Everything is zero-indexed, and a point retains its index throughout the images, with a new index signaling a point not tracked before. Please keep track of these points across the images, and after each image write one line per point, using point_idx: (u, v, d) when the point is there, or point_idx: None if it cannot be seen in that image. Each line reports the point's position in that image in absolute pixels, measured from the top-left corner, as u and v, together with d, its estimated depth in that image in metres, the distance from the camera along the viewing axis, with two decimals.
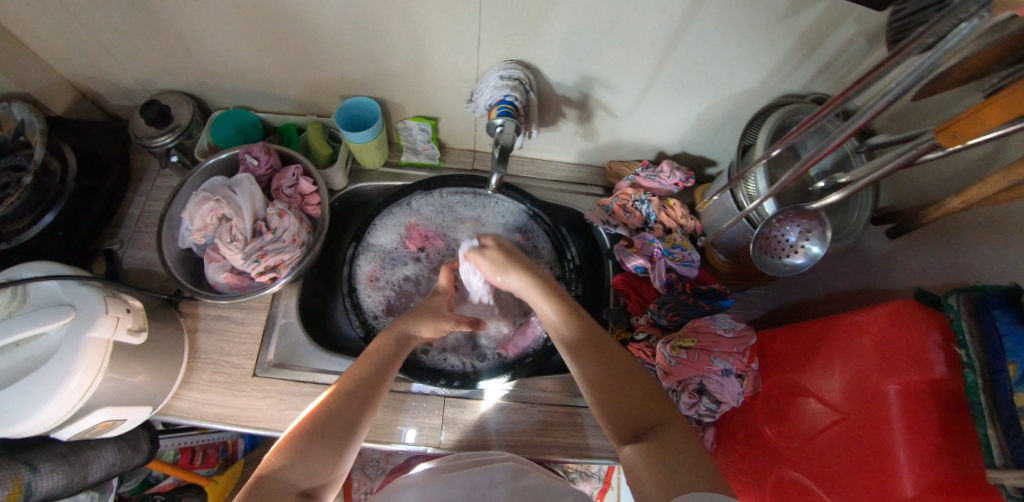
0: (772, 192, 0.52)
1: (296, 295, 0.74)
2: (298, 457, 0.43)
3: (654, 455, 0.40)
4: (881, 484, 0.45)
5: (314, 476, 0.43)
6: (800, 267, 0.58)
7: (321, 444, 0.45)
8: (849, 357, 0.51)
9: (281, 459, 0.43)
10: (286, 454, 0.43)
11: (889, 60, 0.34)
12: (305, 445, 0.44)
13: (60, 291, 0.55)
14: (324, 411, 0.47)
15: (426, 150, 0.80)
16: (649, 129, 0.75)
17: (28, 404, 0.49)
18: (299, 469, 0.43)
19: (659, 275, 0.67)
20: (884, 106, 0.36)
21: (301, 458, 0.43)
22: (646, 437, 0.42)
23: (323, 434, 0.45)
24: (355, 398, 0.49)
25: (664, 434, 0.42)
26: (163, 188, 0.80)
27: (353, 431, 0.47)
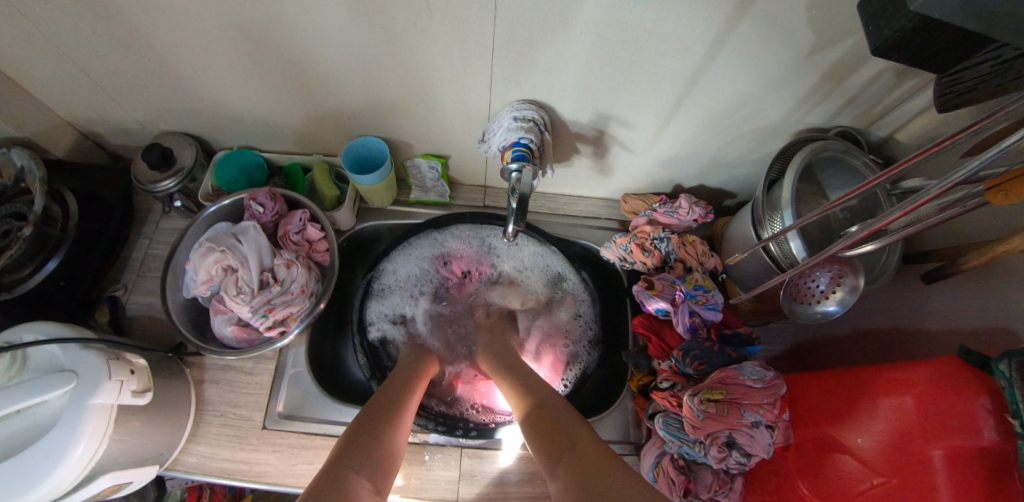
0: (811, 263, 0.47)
1: (305, 342, 0.71)
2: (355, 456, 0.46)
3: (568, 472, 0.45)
4: None
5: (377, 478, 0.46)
6: (832, 314, 0.55)
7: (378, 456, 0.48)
8: (887, 416, 0.49)
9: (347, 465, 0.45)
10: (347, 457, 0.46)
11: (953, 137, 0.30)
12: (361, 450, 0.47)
13: (61, 353, 0.53)
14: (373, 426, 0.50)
15: (435, 187, 0.78)
16: (666, 164, 0.73)
17: (30, 479, 0.47)
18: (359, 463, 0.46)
19: (682, 321, 0.63)
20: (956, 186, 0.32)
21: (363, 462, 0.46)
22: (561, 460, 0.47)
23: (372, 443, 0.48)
24: (389, 418, 0.52)
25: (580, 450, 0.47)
26: (167, 230, 0.78)
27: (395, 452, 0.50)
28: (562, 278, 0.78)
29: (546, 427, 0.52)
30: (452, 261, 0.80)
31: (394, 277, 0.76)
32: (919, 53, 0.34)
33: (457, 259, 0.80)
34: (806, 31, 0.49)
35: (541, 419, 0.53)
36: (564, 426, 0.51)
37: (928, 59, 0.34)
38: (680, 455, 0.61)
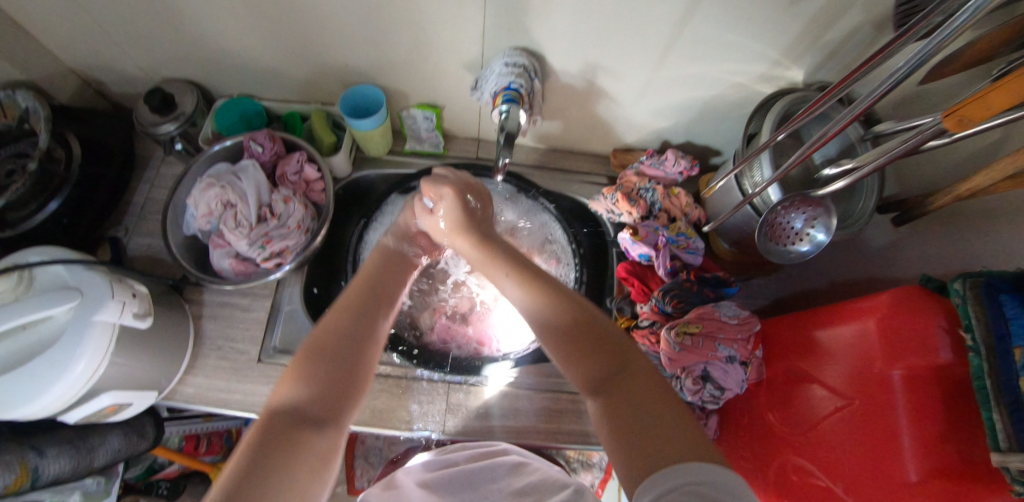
0: (776, 178, 0.53)
1: (300, 281, 0.74)
2: (305, 388, 0.43)
3: (616, 409, 0.39)
4: (885, 470, 0.45)
5: (329, 406, 0.43)
6: (805, 254, 0.58)
7: (333, 375, 0.45)
8: (854, 346, 0.51)
9: (291, 392, 0.43)
10: (294, 390, 0.43)
11: (900, 37, 0.38)
12: (316, 370, 0.44)
13: (65, 274, 0.56)
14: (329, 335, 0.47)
15: (430, 138, 0.79)
16: (655, 118, 0.74)
17: (35, 386, 0.49)
18: (310, 399, 0.42)
19: (663, 264, 0.66)
20: (890, 88, 0.39)
21: (311, 385, 0.43)
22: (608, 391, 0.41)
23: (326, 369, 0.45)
24: (351, 338, 0.48)
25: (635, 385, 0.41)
26: (168, 176, 0.80)
27: (361, 366, 0.47)
28: (558, 235, 0.76)
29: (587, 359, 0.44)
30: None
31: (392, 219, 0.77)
32: None
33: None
34: None
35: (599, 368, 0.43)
36: (611, 343, 0.44)
37: None
38: None
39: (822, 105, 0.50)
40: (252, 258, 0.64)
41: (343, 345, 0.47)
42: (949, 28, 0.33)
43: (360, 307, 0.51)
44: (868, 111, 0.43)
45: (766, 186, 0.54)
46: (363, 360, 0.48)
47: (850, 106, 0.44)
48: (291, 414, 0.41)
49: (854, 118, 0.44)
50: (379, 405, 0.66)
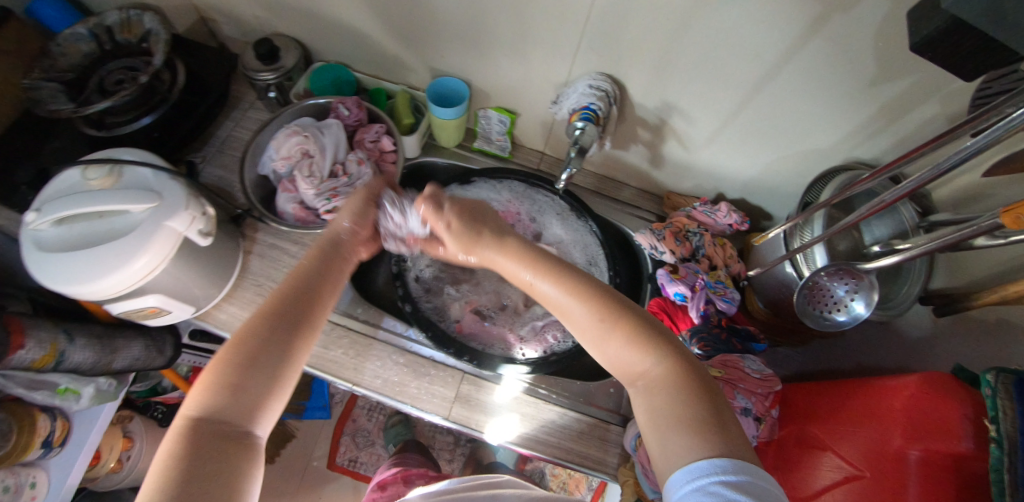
0: (826, 235, 0.57)
1: None
2: (217, 398, 0.39)
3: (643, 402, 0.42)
4: None
5: (251, 413, 0.40)
6: (842, 324, 0.59)
7: (254, 373, 0.41)
8: (877, 420, 0.51)
9: (207, 405, 0.39)
10: (209, 398, 0.39)
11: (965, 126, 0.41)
12: (241, 375, 0.40)
13: (151, 178, 0.61)
14: (246, 336, 0.42)
15: (498, 141, 0.82)
16: (715, 168, 0.77)
17: (99, 269, 0.54)
18: (233, 404, 0.39)
19: (698, 306, 0.66)
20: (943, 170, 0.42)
21: (230, 394, 0.40)
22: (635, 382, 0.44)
23: (247, 367, 0.41)
24: (280, 332, 0.43)
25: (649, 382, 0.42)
26: (252, 119, 0.86)
27: (290, 356, 0.43)
28: (598, 260, 0.77)
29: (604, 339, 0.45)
30: (500, 214, 0.80)
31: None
32: (976, 68, 0.39)
33: (509, 213, 0.80)
34: (871, 60, 0.54)
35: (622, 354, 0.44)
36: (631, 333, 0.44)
37: (961, 66, 0.39)
38: None
39: (872, 182, 0.55)
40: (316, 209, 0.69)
41: (273, 339, 0.43)
42: (1003, 128, 0.37)
43: (287, 294, 0.46)
44: (915, 191, 0.47)
45: (814, 241, 0.57)
46: (293, 358, 0.44)
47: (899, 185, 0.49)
48: (213, 424, 0.38)
49: (904, 194, 0.49)
50: (392, 375, 0.67)
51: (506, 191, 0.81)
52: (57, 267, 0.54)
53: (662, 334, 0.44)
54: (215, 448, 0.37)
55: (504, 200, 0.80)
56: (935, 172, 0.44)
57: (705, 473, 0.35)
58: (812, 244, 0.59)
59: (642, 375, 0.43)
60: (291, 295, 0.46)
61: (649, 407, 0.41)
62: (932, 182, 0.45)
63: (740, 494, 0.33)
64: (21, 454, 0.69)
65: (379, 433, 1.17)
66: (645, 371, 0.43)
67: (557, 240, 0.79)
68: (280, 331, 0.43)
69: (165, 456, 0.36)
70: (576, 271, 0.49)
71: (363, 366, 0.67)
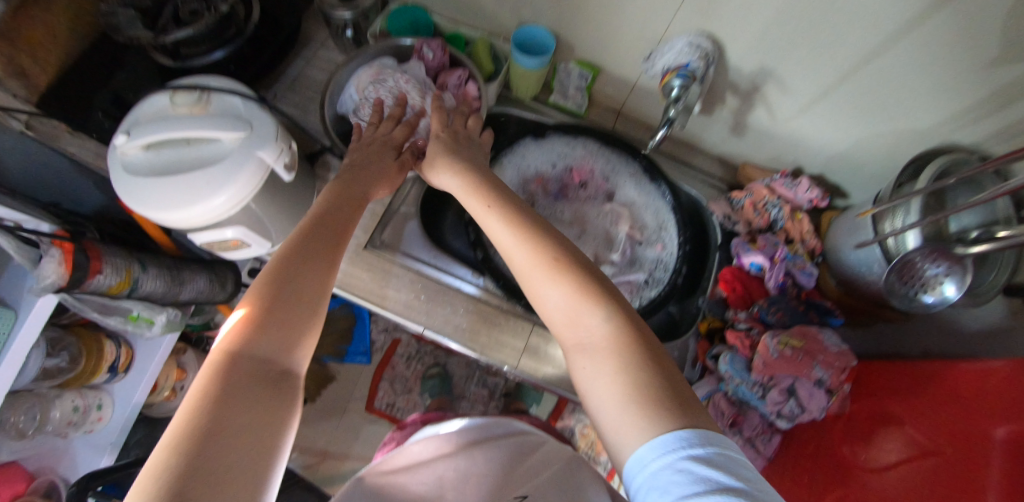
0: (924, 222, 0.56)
1: (419, 189, 0.76)
2: (256, 335, 0.40)
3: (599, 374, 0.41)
4: None
5: (284, 354, 0.41)
6: (930, 305, 0.59)
7: (281, 316, 0.42)
8: (963, 400, 0.50)
9: (247, 341, 0.39)
10: (248, 335, 0.40)
11: None
12: (274, 318, 0.42)
13: (241, 107, 0.60)
14: (274, 281, 0.43)
15: (574, 97, 0.79)
16: (800, 140, 0.75)
17: (193, 196, 0.54)
18: (267, 345, 0.40)
19: (775, 277, 0.67)
20: None
21: (266, 334, 0.40)
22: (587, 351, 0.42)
23: (276, 310, 0.42)
24: (301, 276, 0.45)
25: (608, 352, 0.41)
26: (324, 59, 0.84)
27: (313, 303, 0.45)
28: (668, 226, 0.77)
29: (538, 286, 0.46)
30: (575, 170, 0.79)
31: (519, 162, 0.78)
32: None
33: (583, 170, 0.79)
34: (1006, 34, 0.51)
35: (558, 300, 0.44)
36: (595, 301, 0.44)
37: None
38: (733, 396, 0.63)
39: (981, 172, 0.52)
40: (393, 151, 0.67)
41: (297, 284, 0.44)
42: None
43: (308, 241, 0.48)
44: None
45: (910, 227, 0.56)
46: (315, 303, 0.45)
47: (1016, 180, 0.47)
48: (252, 359, 0.39)
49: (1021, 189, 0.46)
50: (464, 322, 0.68)
51: (580, 149, 0.80)
52: (151, 191, 0.54)
53: (606, 290, 0.44)
54: (259, 381, 0.38)
55: (579, 157, 0.79)
56: None
57: (676, 447, 0.33)
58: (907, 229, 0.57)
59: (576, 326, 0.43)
60: (308, 244, 0.48)
61: (588, 362, 0.41)
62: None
63: (710, 469, 0.32)
64: (90, 376, 0.79)
65: (416, 381, 1.20)
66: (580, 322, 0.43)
67: (629, 201, 0.79)
68: (287, 278, 0.44)
69: (198, 391, 0.35)
70: (519, 218, 0.49)
71: (435, 312, 0.68)
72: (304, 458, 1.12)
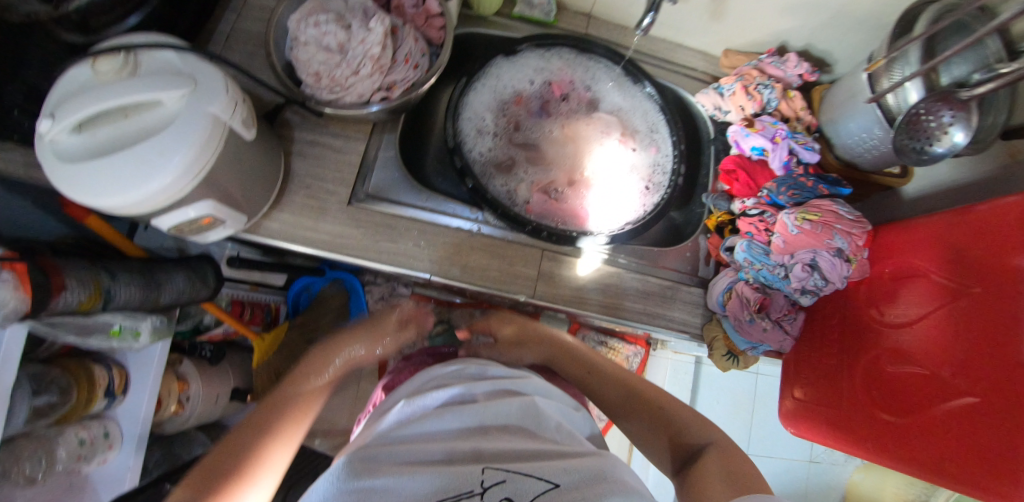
0: (924, 69, 0.52)
1: (396, 131, 0.69)
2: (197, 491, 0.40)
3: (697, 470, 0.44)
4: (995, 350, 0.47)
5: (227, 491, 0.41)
6: (940, 155, 0.57)
7: (219, 472, 0.42)
8: (984, 240, 0.51)
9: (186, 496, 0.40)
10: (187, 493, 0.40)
11: None
12: (209, 478, 0.41)
13: (177, 61, 0.52)
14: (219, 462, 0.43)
15: (541, 4, 0.72)
16: (787, 13, 0.70)
17: (146, 170, 0.47)
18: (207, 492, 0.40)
19: (778, 157, 0.64)
20: None
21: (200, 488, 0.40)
22: (689, 462, 0.46)
23: (214, 478, 0.41)
24: (241, 447, 0.45)
25: (709, 456, 0.45)
26: (256, 8, 0.74)
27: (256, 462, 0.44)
28: (659, 128, 0.73)
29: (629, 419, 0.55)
30: (554, 83, 0.74)
31: (494, 83, 0.72)
32: None
33: (563, 82, 0.74)
34: None
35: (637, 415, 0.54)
36: (681, 427, 0.50)
37: None
38: (755, 281, 0.63)
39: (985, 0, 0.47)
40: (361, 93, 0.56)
41: (233, 456, 0.44)
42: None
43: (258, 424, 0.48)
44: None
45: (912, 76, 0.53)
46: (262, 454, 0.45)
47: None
48: None
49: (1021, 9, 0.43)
50: (471, 260, 0.64)
51: (556, 60, 0.73)
52: (102, 172, 0.47)
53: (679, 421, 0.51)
54: None
55: (557, 69, 0.74)
56: None
57: None
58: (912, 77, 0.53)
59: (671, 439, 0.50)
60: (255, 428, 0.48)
61: (693, 472, 0.44)
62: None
63: None
64: (89, 403, 0.73)
65: None
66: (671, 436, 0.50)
67: (615, 107, 0.75)
68: (235, 446, 0.45)
69: None
70: (613, 388, 0.57)
71: (438, 258, 0.64)
72: (330, 440, 1.12)
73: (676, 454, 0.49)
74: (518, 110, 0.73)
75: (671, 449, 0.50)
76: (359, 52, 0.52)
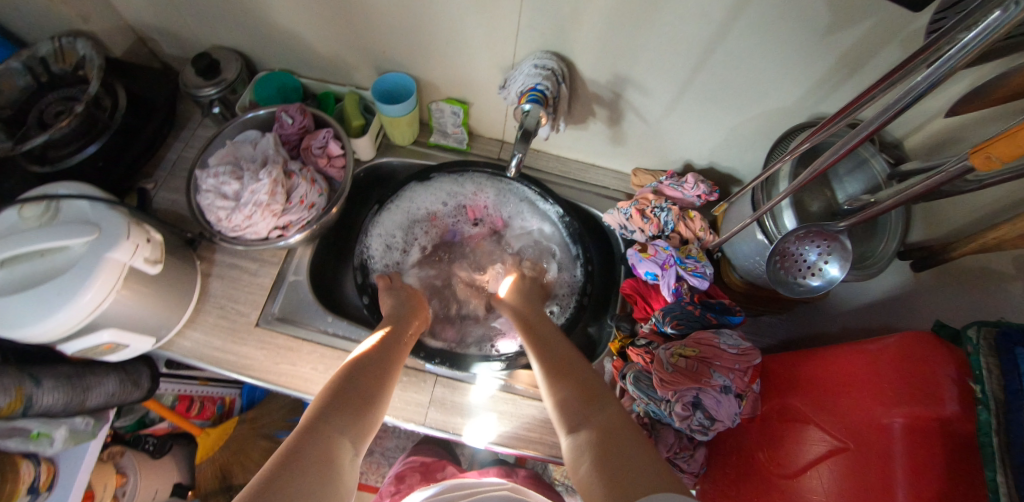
0: (788, 192, 0.52)
1: (309, 255, 0.76)
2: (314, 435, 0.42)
3: (596, 437, 0.43)
4: None
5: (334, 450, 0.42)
6: (816, 289, 0.56)
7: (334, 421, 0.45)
8: (854, 392, 0.49)
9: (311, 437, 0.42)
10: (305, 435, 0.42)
11: (917, 57, 0.37)
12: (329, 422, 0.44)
13: (89, 210, 0.58)
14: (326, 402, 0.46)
15: (455, 134, 0.81)
16: (679, 140, 0.74)
17: (40, 310, 0.50)
18: (319, 440, 0.42)
19: (668, 283, 0.65)
20: (900, 108, 0.38)
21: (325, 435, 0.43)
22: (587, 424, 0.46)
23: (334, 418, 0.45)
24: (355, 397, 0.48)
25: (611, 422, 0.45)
26: (202, 138, 0.84)
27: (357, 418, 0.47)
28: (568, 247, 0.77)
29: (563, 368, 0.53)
30: (470, 206, 0.81)
31: (407, 205, 0.79)
32: None
33: (477, 207, 0.81)
34: (822, 9, 0.50)
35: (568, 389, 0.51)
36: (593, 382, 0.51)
37: None
38: (646, 414, 0.62)
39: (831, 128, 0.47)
40: (252, 231, 0.62)
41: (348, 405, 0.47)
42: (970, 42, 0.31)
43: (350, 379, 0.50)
44: (876, 132, 0.41)
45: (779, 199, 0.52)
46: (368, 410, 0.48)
47: (855, 129, 0.43)
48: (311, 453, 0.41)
49: (863, 139, 0.42)
50: None
51: (469, 183, 0.79)
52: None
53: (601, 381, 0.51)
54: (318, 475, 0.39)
55: (470, 193, 0.80)
56: (889, 114, 0.38)
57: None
58: (777, 202, 0.54)
59: (583, 418, 0.46)
60: (357, 383, 0.50)
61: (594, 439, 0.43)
62: (890, 123, 0.39)
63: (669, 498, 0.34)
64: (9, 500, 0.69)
65: None
66: (587, 417, 0.46)
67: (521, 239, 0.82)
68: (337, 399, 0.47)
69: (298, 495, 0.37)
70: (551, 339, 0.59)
71: None
72: None
73: (579, 429, 0.46)
74: (433, 227, 0.82)
75: (580, 422, 0.46)
76: (250, 200, 0.59)
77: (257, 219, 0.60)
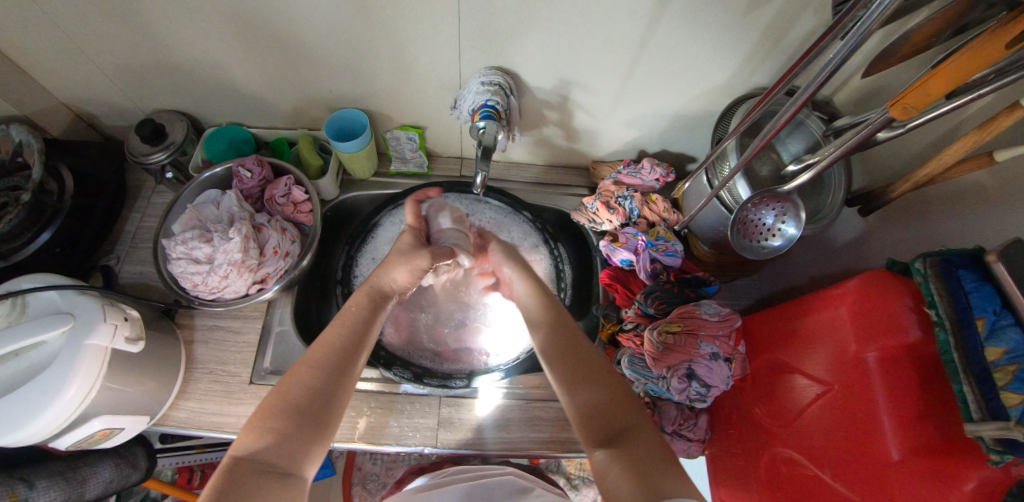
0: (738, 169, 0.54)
1: (290, 303, 0.76)
2: (271, 438, 0.41)
3: (622, 458, 0.40)
4: (864, 444, 0.46)
5: (294, 460, 0.41)
6: (778, 248, 0.60)
7: (301, 425, 0.42)
8: (829, 335, 0.53)
9: (257, 441, 0.40)
10: (261, 439, 0.40)
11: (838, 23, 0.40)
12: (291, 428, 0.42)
13: (59, 299, 0.56)
14: (285, 399, 0.43)
15: (414, 158, 0.83)
16: (630, 129, 0.78)
17: (25, 412, 0.49)
18: (272, 448, 0.40)
19: (643, 267, 0.69)
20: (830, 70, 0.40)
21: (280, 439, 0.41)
22: (615, 442, 0.42)
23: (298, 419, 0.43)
24: (322, 391, 0.45)
25: (639, 436, 0.42)
26: (159, 204, 0.82)
27: (325, 426, 0.44)
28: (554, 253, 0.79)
29: (585, 377, 0.47)
30: None
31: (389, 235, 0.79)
32: None
33: None
34: None
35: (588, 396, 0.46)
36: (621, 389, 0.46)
37: None
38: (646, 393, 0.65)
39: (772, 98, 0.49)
40: (231, 290, 0.62)
41: (317, 398, 0.44)
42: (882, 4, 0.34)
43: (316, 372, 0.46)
44: (811, 97, 0.42)
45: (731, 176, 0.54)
46: (337, 411, 0.45)
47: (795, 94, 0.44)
48: (255, 462, 0.39)
49: (800, 107, 0.44)
50: (367, 422, 0.66)
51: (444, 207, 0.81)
52: None
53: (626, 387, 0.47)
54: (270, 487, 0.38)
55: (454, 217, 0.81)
56: (817, 82, 0.41)
57: None
58: (729, 180, 0.56)
59: (608, 434, 0.43)
60: (318, 373, 0.46)
61: (619, 455, 0.40)
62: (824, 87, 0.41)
63: None
64: None
65: None
66: (613, 434, 0.43)
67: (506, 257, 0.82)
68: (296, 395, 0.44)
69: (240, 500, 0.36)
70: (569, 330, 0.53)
71: None
72: None
73: (603, 442, 0.43)
74: None
75: (606, 440, 0.42)
76: (223, 260, 0.58)
77: (234, 277, 0.60)
